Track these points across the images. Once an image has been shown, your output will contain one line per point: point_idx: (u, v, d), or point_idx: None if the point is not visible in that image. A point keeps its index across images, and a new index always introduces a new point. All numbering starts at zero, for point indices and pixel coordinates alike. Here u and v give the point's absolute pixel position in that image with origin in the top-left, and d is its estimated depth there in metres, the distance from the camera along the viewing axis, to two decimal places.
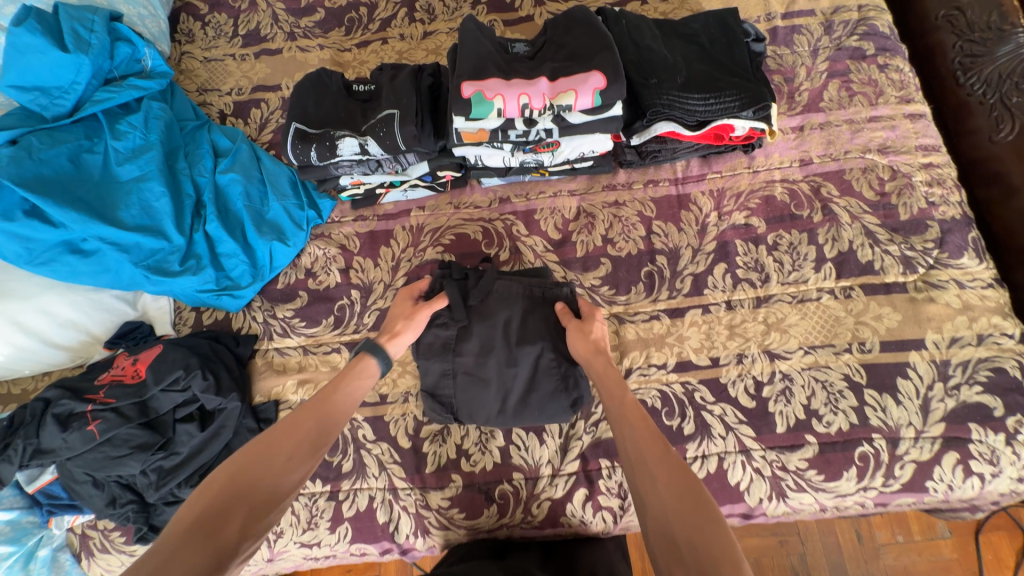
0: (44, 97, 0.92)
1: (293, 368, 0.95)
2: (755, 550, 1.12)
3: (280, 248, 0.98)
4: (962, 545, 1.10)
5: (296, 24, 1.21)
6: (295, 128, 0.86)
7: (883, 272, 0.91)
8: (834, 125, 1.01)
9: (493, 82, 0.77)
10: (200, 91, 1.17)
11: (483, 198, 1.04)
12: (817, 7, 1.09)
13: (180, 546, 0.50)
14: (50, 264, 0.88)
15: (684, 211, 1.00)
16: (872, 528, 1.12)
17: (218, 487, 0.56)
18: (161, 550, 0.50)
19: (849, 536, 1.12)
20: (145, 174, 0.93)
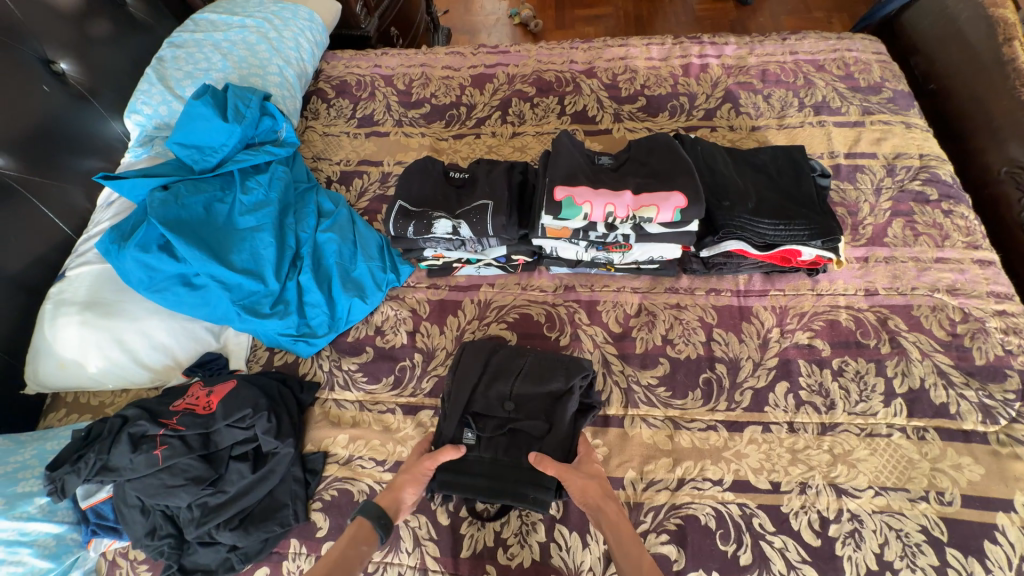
0: (198, 154, 1.10)
1: (347, 422, 0.97)
2: None
3: (358, 304, 1.05)
4: None
5: (405, 114, 1.41)
6: (399, 206, 0.98)
7: (959, 417, 0.88)
8: (900, 261, 1.04)
9: (582, 190, 0.86)
10: (315, 158, 1.36)
11: (550, 283, 1.10)
12: (878, 151, 1.18)
13: None
14: (164, 292, 0.98)
15: (746, 322, 1.02)
16: None
17: None
18: None
19: None
20: (260, 224, 1.07)
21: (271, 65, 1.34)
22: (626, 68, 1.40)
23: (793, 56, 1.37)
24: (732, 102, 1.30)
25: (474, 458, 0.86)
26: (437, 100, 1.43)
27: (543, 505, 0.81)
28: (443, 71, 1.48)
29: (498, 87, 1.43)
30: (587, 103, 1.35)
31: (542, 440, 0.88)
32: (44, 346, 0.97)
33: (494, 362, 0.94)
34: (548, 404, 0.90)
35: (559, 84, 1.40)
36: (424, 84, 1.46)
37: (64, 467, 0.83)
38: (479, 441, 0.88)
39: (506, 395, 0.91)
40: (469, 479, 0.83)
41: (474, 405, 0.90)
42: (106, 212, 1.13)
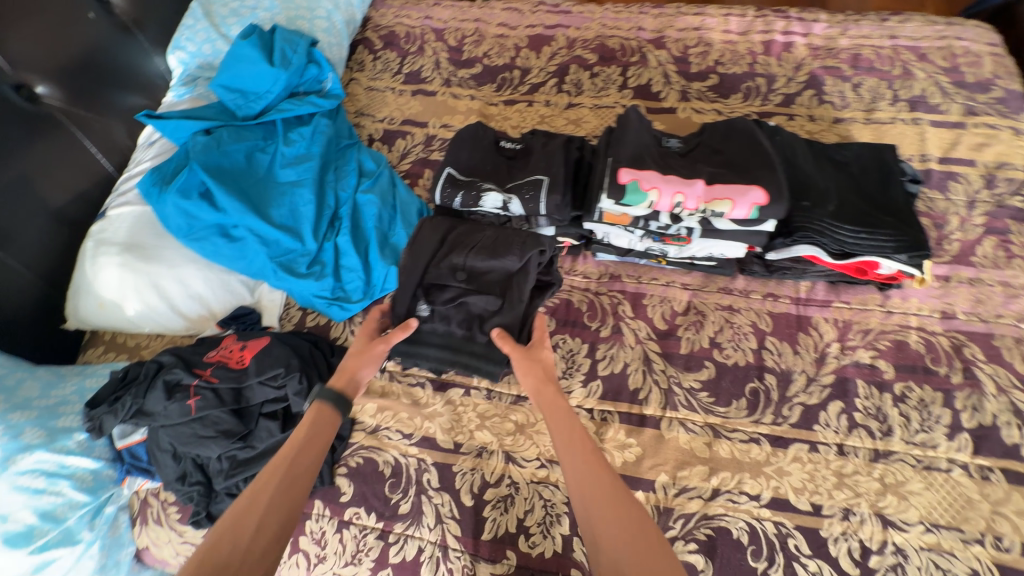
0: (242, 99, 1.06)
1: (376, 391, 0.96)
2: None
3: (395, 273, 1.01)
4: None
5: (454, 72, 1.33)
6: (448, 173, 0.92)
7: None
8: (986, 284, 0.94)
9: (650, 174, 0.79)
10: (358, 114, 1.29)
11: (594, 270, 1.04)
12: (978, 158, 1.05)
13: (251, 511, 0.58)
14: (203, 241, 0.97)
15: (803, 333, 0.95)
16: None
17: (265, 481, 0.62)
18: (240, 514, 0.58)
19: None
20: (301, 180, 1.02)
21: (319, 9, 1.26)
22: (700, 41, 1.28)
23: (891, 41, 1.22)
24: (815, 88, 1.17)
25: (427, 329, 0.88)
26: (489, 61, 1.33)
27: (494, 376, 0.86)
28: (498, 28, 1.38)
29: (556, 51, 1.32)
30: (652, 77, 1.24)
31: (497, 313, 0.87)
32: (85, 284, 0.97)
33: (452, 237, 0.91)
34: (504, 279, 0.89)
35: (623, 52, 1.29)
36: (477, 41, 1.36)
37: (103, 407, 0.84)
38: (433, 314, 0.88)
39: (459, 266, 0.89)
40: (427, 349, 0.87)
41: (428, 277, 0.89)
42: (148, 152, 1.10)
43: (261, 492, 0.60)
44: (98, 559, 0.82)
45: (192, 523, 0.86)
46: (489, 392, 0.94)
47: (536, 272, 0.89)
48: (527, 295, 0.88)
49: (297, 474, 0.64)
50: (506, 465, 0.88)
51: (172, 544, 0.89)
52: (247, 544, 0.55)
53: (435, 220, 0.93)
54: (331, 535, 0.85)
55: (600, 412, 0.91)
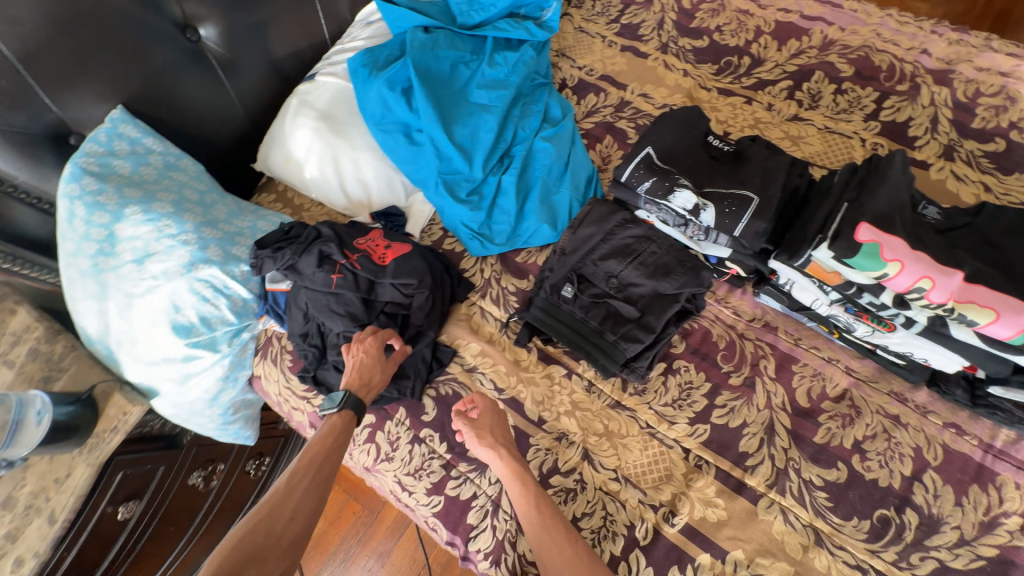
0: (466, 6, 1.03)
1: (484, 334, 0.97)
2: None
3: (544, 231, 0.97)
4: None
5: (675, 39, 1.19)
6: (645, 153, 0.84)
7: None
8: None
9: (897, 242, 0.64)
10: (559, 53, 1.22)
11: (749, 311, 0.92)
12: None
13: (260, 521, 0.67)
14: (387, 135, 1.00)
15: (978, 487, 0.77)
16: None
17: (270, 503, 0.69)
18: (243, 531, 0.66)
19: None
20: (491, 106, 1.00)
21: None
22: (1003, 90, 1.00)
23: None
24: None
25: (564, 309, 0.90)
26: (720, 37, 1.17)
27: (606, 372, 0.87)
28: (745, 2, 1.19)
29: (804, 48, 1.12)
30: (915, 117, 1.00)
31: (633, 324, 0.88)
32: (281, 137, 1.06)
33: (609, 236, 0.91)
34: (651, 298, 0.89)
35: (890, 75, 1.05)
36: (714, 11, 1.19)
37: (268, 251, 0.92)
38: (576, 298, 0.90)
39: (614, 272, 0.90)
40: (558, 324, 0.90)
41: (583, 266, 0.92)
42: (364, 31, 1.14)
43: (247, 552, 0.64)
44: (225, 370, 0.96)
45: (301, 378, 0.96)
46: (590, 385, 0.90)
47: (680, 305, 0.89)
48: (666, 319, 0.87)
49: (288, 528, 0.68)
50: (581, 461, 0.85)
51: (278, 383, 1.01)
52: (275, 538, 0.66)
53: (607, 206, 0.94)
54: (404, 442, 0.90)
55: (696, 457, 0.84)
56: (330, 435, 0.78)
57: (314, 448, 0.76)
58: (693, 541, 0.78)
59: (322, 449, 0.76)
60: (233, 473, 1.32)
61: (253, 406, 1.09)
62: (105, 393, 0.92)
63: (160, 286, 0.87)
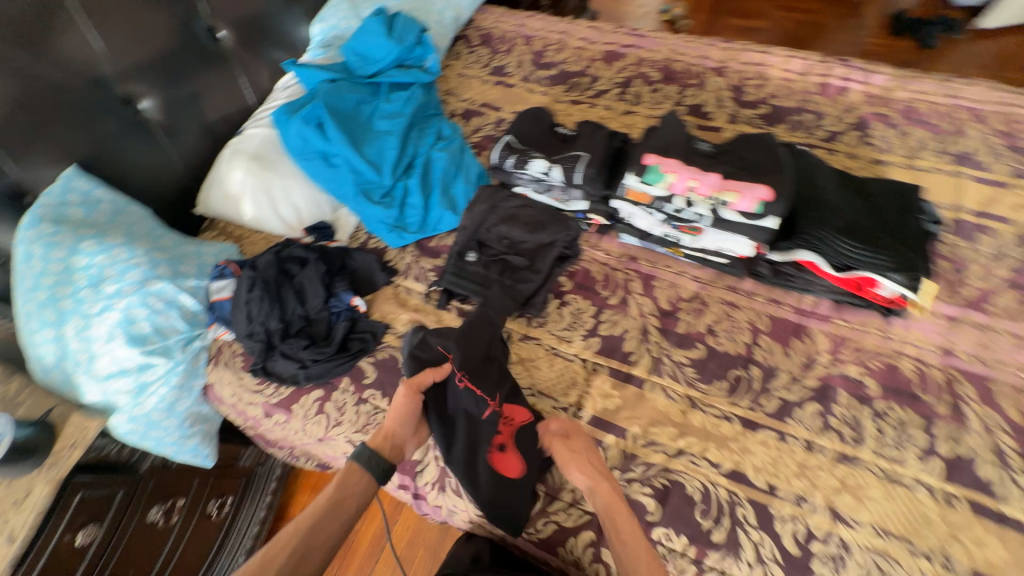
0: (361, 62, 1.33)
1: (410, 306, 1.15)
2: None
3: (448, 217, 1.21)
4: None
5: (533, 72, 1.55)
6: (506, 140, 1.11)
7: (1002, 498, 0.81)
8: (994, 332, 0.96)
9: (672, 161, 0.94)
10: (447, 92, 1.54)
11: (616, 250, 1.17)
12: (1015, 217, 1.08)
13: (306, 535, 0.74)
14: (309, 162, 1.22)
15: (797, 339, 1.01)
16: None
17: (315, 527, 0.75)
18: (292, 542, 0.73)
19: None
20: (391, 130, 1.26)
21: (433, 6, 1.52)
22: (758, 75, 1.41)
23: (951, 99, 1.27)
24: (861, 130, 1.25)
25: (471, 271, 1.12)
26: (565, 67, 1.54)
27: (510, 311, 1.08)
28: (580, 42, 1.60)
29: (625, 66, 1.50)
30: (706, 99, 1.38)
31: (525, 272, 1.10)
32: (219, 179, 1.25)
33: (545, 247, 1.12)
34: (535, 250, 1.12)
35: (685, 75, 1.44)
36: (558, 50, 1.58)
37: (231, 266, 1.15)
38: (478, 260, 1.12)
39: (504, 235, 1.14)
40: (467, 283, 1.11)
41: (480, 235, 1.15)
42: (282, 93, 1.40)
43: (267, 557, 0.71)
44: (179, 379, 1.07)
45: (251, 373, 1.08)
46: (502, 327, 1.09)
47: (558, 250, 1.12)
48: (548, 263, 1.10)
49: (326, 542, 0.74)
50: None
51: (231, 385, 1.11)
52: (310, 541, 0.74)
53: (490, 189, 1.19)
54: (350, 406, 1.03)
55: (592, 362, 1.03)
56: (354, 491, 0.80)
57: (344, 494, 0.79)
58: (599, 428, 0.95)
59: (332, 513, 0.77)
60: (193, 515, 1.33)
61: (209, 421, 1.18)
62: (62, 417, 0.99)
63: (116, 304, 1.00)
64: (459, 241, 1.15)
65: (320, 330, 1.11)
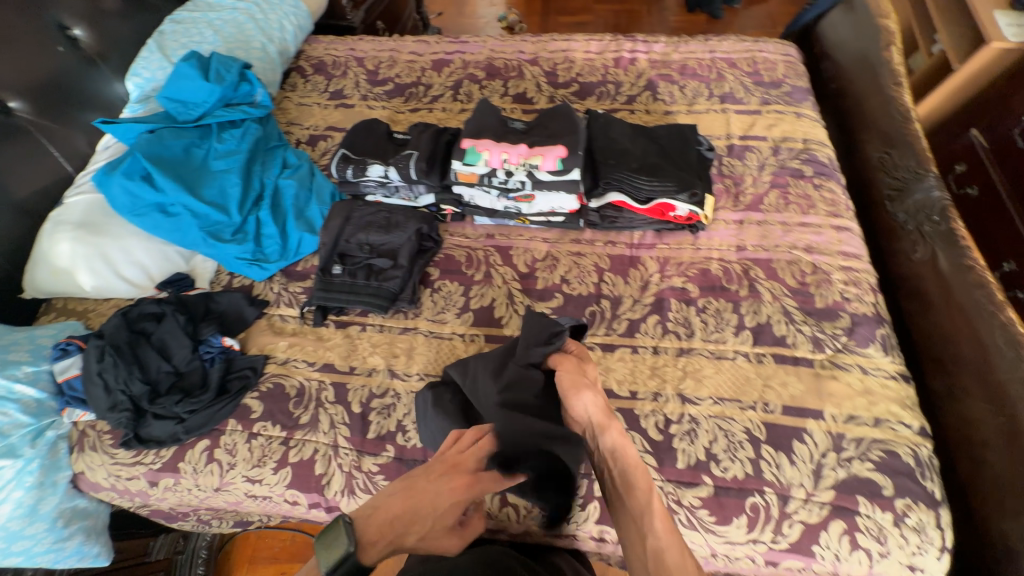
0: (182, 108, 1.30)
1: (288, 332, 1.16)
2: None
3: (308, 238, 1.24)
4: None
5: (371, 89, 1.62)
6: (341, 153, 1.18)
7: (794, 346, 1.04)
8: (769, 224, 1.21)
9: (486, 141, 1.08)
10: (288, 123, 1.55)
11: (473, 232, 1.28)
12: (768, 135, 1.37)
13: None
14: (144, 217, 1.18)
15: (633, 268, 1.19)
16: None
17: None
18: None
19: None
20: (229, 168, 1.26)
21: (254, 41, 1.56)
22: (566, 59, 1.61)
23: (711, 54, 1.57)
24: (651, 90, 1.50)
25: (338, 282, 1.16)
26: (400, 80, 1.64)
27: (385, 309, 1.14)
28: (409, 56, 1.70)
29: (454, 70, 1.64)
30: (527, 87, 1.55)
31: (390, 270, 1.16)
32: (42, 256, 1.16)
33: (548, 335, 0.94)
34: (395, 249, 1.19)
35: (506, 69, 1.61)
36: (390, 66, 1.68)
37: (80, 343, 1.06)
38: (343, 271, 1.16)
39: (364, 241, 1.19)
40: (338, 294, 1.15)
41: (340, 247, 1.19)
42: (102, 155, 1.32)
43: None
44: (36, 477, 0.98)
45: (123, 446, 1.01)
46: (381, 326, 1.14)
47: (416, 242, 1.20)
48: (409, 257, 1.18)
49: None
50: (391, 380, 1.07)
51: (104, 466, 1.04)
52: None
53: (343, 202, 1.24)
54: (242, 445, 1.02)
55: (469, 335, 1.12)
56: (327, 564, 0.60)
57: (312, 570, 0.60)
58: None
59: None
60: None
61: (91, 515, 1.08)
62: None
63: None
64: (321, 257, 1.19)
65: (194, 381, 1.07)
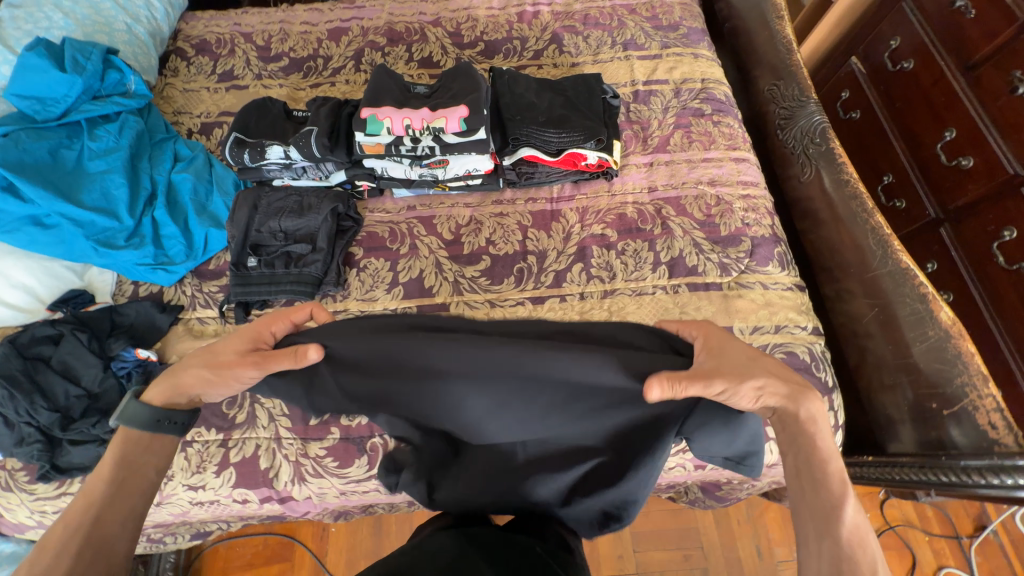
0: (39, 104, 1.14)
1: (209, 334, 1.10)
2: (654, 561, 1.47)
3: (215, 233, 1.16)
4: (786, 539, 1.50)
5: (264, 68, 1.50)
6: (233, 136, 1.08)
7: (705, 274, 1.13)
8: (676, 163, 1.27)
9: (386, 108, 1.05)
10: (175, 113, 1.42)
11: (393, 206, 1.24)
12: (670, 77, 1.41)
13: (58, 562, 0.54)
14: (16, 232, 1.05)
15: (554, 222, 1.21)
16: (773, 547, 1.49)
17: (59, 540, 0.56)
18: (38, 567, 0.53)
19: (750, 552, 1.49)
20: (110, 168, 1.14)
21: (116, 22, 1.38)
22: (468, 18, 1.56)
23: (611, 1, 1.57)
24: (557, 43, 1.49)
25: (255, 274, 1.10)
26: (295, 54, 1.53)
27: (312, 295, 1.10)
28: (302, 27, 1.58)
29: (353, 39, 1.55)
30: (432, 51, 1.50)
31: (310, 255, 1.12)
32: None
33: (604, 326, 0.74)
34: (312, 232, 1.14)
35: (408, 33, 1.54)
36: (282, 39, 1.55)
37: None
38: (259, 263, 1.11)
39: (277, 229, 1.13)
40: (258, 287, 1.10)
41: (251, 239, 1.13)
42: None
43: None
44: None
45: (41, 479, 0.95)
46: None
47: (334, 223, 1.15)
48: (328, 239, 1.13)
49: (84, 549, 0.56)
50: None
51: (24, 505, 0.97)
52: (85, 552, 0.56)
53: (248, 190, 1.16)
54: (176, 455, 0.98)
55: (402, 309, 1.12)
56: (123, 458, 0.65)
57: (104, 474, 0.63)
58: None
59: (94, 503, 0.60)
60: None
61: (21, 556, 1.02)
62: None
63: None
64: (232, 252, 1.12)
65: (112, 401, 1.02)
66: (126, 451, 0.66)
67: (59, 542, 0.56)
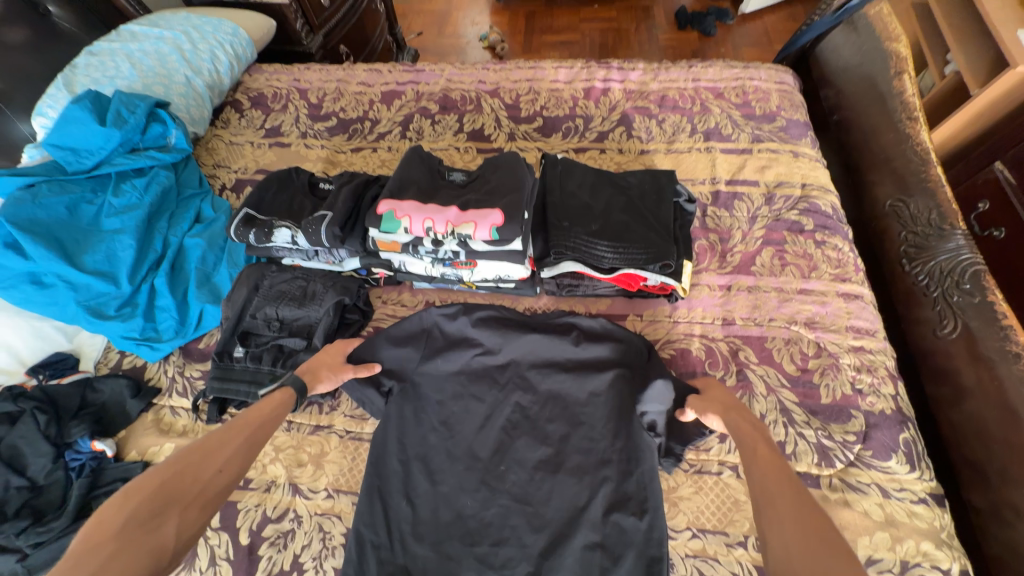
0: (73, 156, 1.11)
1: (177, 431, 0.96)
2: None
3: (211, 309, 1.05)
4: None
5: (311, 126, 1.44)
6: (244, 213, 0.98)
7: (794, 457, 0.83)
8: (762, 290, 1.00)
9: (406, 203, 0.89)
10: (215, 166, 1.37)
11: (410, 299, 1.08)
12: (761, 178, 1.16)
13: (178, 472, 0.59)
14: (10, 289, 0.98)
15: None
16: None
17: (192, 457, 0.61)
18: (166, 471, 0.58)
19: None
20: (124, 228, 1.07)
21: (177, 75, 1.38)
22: (530, 90, 1.42)
23: (694, 83, 1.37)
24: (625, 126, 1.30)
25: (238, 367, 0.95)
26: (344, 114, 1.46)
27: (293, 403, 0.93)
28: (357, 87, 1.52)
29: (404, 103, 1.46)
30: (485, 122, 1.37)
31: (303, 352, 0.96)
32: None
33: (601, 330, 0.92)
34: (311, 324, 0.99)
35: (462, 102, 1.42)
36: (335, 98, 1.50)
37: None
38: (246, 354, 0.96)
39: (273, 316, 0.99)
40: (236, 382, 0.94)
41: (243, 324, 0.99)
42: None
43: (169, 487, 0.57)
44: None
45: None
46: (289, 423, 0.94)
47: (337, 317, 0.99)
48: (326, 336, 0.97)
49: (209, 481, 0.61)
50: (292, 498, 0.86)
51: None
52: (207, 477, 0.61)
53: (254, 267, 1.04)
54: None
55: None
56: (269, 408, 0.74)
57: (253, 415, 0.71)
58: None
59: (235, 431, 0.68)
60: None
61: None
62: None
63: None
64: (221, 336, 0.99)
65: (52, 499, 0.86)
66: (271, 411, 0.74)
67: (191, 459, 0.61)
